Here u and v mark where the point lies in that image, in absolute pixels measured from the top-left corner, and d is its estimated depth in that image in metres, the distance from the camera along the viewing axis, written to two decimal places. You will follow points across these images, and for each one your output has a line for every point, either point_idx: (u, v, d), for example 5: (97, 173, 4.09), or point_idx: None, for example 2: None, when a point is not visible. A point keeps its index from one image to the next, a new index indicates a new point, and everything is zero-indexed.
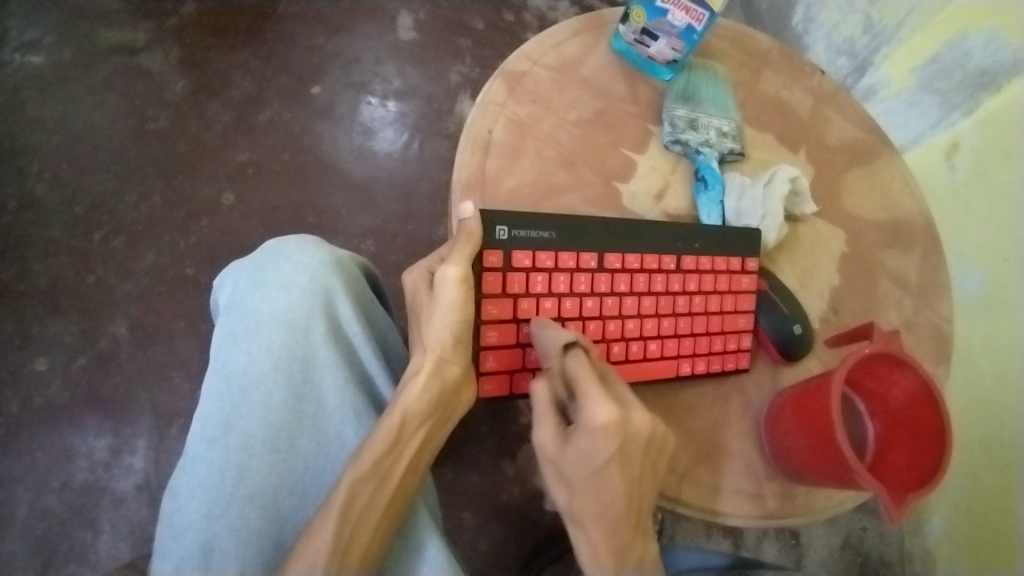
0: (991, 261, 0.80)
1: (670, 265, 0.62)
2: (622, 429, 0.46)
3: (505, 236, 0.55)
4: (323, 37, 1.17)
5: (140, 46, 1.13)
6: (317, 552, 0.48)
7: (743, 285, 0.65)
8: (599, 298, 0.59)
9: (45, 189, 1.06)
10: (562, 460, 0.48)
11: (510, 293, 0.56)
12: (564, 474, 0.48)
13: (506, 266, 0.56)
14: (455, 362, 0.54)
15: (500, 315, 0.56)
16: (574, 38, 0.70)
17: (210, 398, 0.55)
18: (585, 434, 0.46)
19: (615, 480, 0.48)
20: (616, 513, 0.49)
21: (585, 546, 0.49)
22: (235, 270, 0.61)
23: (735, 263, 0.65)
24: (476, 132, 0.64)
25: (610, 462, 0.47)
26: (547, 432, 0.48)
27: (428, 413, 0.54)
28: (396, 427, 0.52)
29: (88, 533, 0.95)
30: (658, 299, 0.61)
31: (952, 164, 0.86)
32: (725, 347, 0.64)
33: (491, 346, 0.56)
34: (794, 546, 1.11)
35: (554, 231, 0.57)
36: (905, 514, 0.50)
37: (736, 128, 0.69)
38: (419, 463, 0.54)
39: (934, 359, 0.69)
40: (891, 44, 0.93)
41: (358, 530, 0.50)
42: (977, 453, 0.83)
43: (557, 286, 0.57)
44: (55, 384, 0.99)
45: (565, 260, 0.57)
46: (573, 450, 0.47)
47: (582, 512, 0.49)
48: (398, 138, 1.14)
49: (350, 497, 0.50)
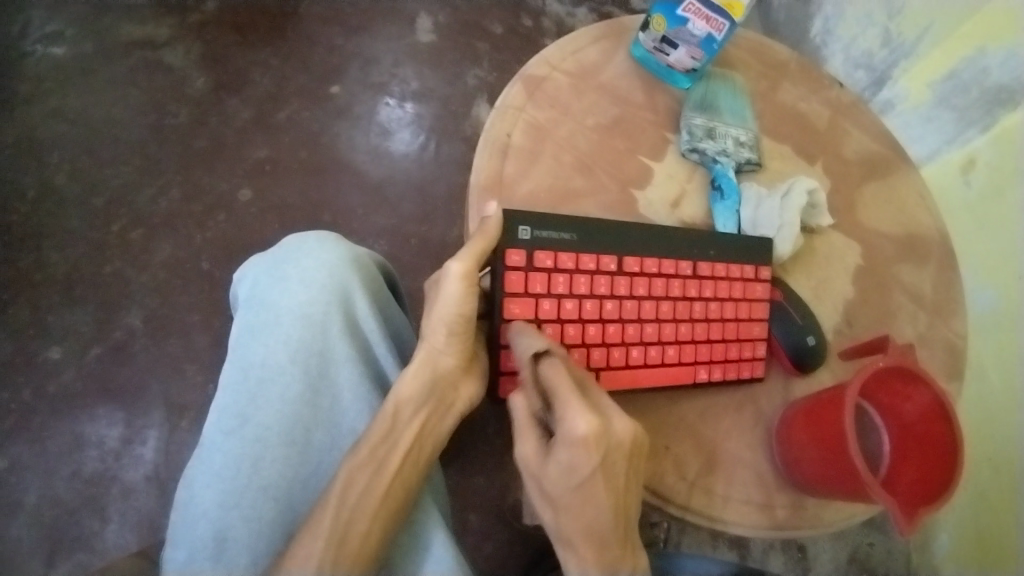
0: (1006, 278, 0.80)
1: (687, 271, 0.62)
2: (601, 441, 0.46)
3: (527, 236, 0.56)
4: (343, 37, 1.18)
5: (162, 41, 1.14)
6: (314, 539, 0.49)
7: (757, 293, 0.65)
8: (619, 301, 0.59)
9: (65, 180, 1.07)
10: (544, 473, 0.48)
11: (532, 293, 0.56)
12: (548, 486, 0.49)
13: (529, 265, 0.56)
14: (450, 353, 0.55)
15: (523, 314, 0.55)
16: (594, 45, 0.70)
17: (228, 389, 0.56)
18: (564, 448, 0.47)
19: (600, 492, 0.48)
20: (603, 527, 0.49)
21: (573, 559, 0.50)
22: (254, 264, 0.62)
23: (749, 271, 0.65)
24: (495, 136, 0.65)
25: (593, 476, 0.47)
26: (527, 447, 0.49)
27: (421, 400, 0.55)
28: (390, 415, 0.53)
29: (96, 522, 0.95)
30: (675, 304, 0.61)
31: (968, 180, 0.85)
32: (741, 355, 0.64)
33: (512, 344, 0.55)
34: (799, 559, 1.10)
35: (576, 233, 0.58)
36: (916, 528, 0.50)
37: (753, 138, 0.70)
38: (420, 454, 0.55)
39: (947, 374, 0.69)
40: (909, 58, 0.93)
41: (354, 520, 0.51)
42: (988, 471, 0.83)
43: (578, 287, 0.57)
44: (68, 372, 1.00)
45: (586, 262, 0.58)
46: (554, 463, 0.48)
47: (568, 525, 0.49)
48: (414, 139, 1.15)
49: (347, 483, 0.51)
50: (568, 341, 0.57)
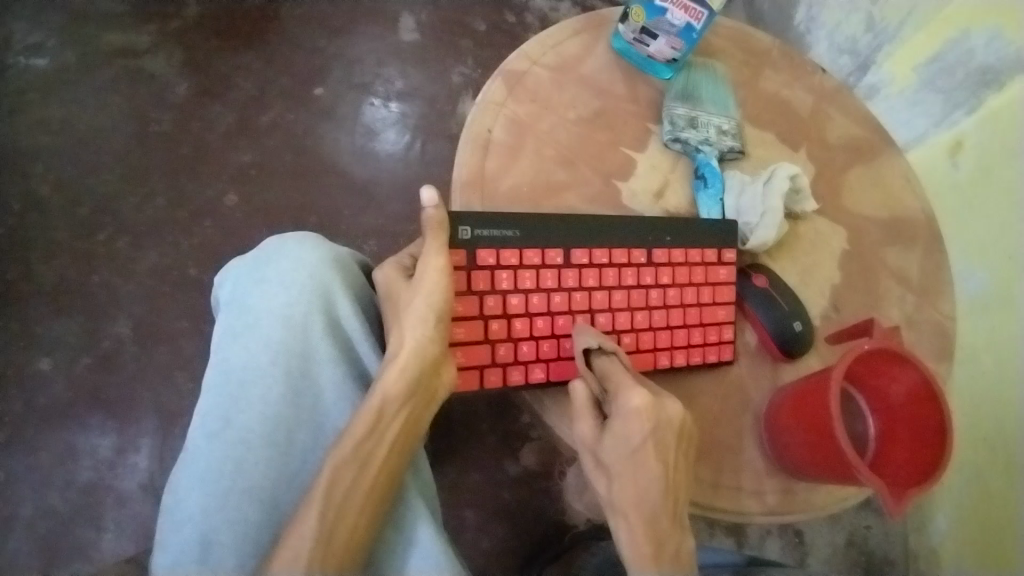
0: (994, 259, 0.80)
1: (641, 259, 0.62)
2: (654, 413, 0.52)
3: (468, 236, 0.57)
4: (325, 39, 1.18)
5: (143, 48, 1.13)
6: (302, 539, 0.50)
7: (721, 276, 0.65)
8: (568, 294, 0.59)
9: (50, 190, 1.06)
10: (601, 447, 0.54)
11: (475, 291, 0.57)
12: (603, 461, 0.54)
13: (470, 263, 0.57)
14: (434, 340, 0.54)
15: (467, 312, 0.57)
16: (573, 38, 0.70)
17: (210, 393, 0.56)
18: (620, 418, 0.53)
19: (652, 463, 0.53)
20: (653, 500, 0.53)
21: (624, 530, 0.53)
22: (234, 267, 0.61)
23: (711, 255, 0.65)
24: (476, 131, 0.65)
25: (645, 445, 0.53)
26: (585, 427, 0.55)
27: (408, 394, 0.54)
28: (376, 410, 0.53)
29: (93, 532, 0.95)
30: (629, 293, 0.61)
31: (955, 162, 0.85)
32: (707, 339, 0.64)
33: (459, 342, 0.57)
34: (797, 545, 1.10)
35: (518, 229, 0.58)
36: (905, 509, 0.50)
37: (736, 126, 0.69)
38: (406, 444, 0.55)
39: (936, 356, 0.69)
40: (892, 42, 0.92)
41: (343, 513, 0.51)
42: (981, 452, 0.83)
43: (524, 282, 0.58)
44: (60, 383, 1.00)
45: (530, 257, 0.59)
46: (611, 435, 0.53)
47: (621, 497, 0.53)
48: (400, 138, 1.14)
49: (332, 480, 0.51)
50: (516, 335, 0.58)
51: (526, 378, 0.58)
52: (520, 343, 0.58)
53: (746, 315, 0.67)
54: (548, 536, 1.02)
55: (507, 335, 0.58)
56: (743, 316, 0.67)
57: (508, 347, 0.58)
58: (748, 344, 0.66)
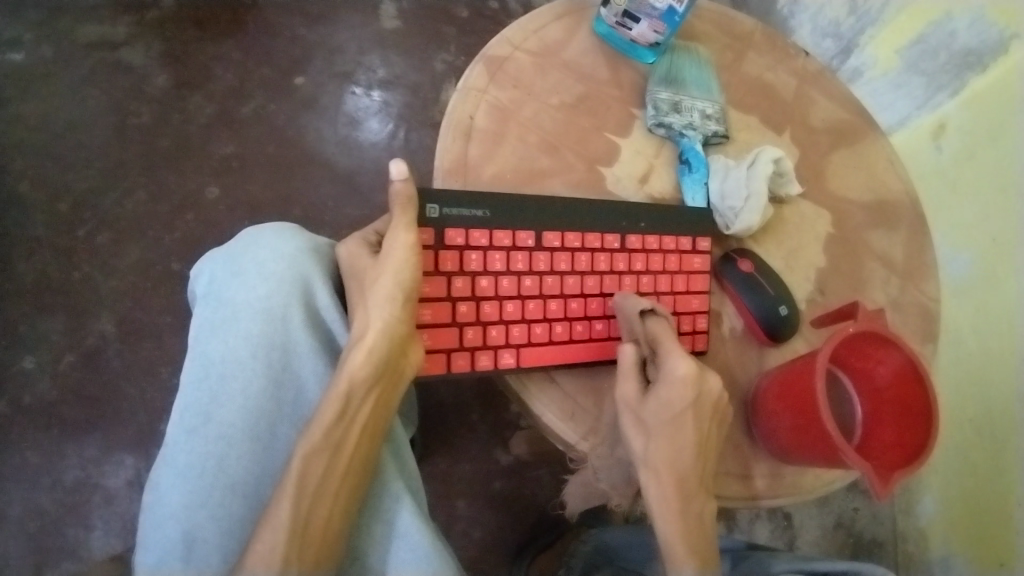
0: (979, 241, 0.81)
1: (613, 245, 0.62)
2: (697, 382, 0.54)
3: (435, 215, 0.56)
4: (305, 27, 1.16)
5: (120, 40, 1.11)
6: (275, 532, 0.49)
7: (695, 265, 0.65)
8: (538, 277, 0.59)
9: (29, 187, 1.05)
10: (643, 409, 0.55)
11: (443, 271, 0.56)
12: (645, 421, 0.55)
13: (439, 243, 0.56)
14: (403, 320, 0.53)
15: (433, 293, 0.56)
16: (556, 22, 0.69)
17: (189, 388, 0.55)
18: (665, 385, 0.54)
19: (690, 428, 0.55)
20: (685, 462, 0.55)
21: (654, 485, 0.55)
22: (211, 259, 0.60)
23: (685, 243, 0.65)
24: (458, 118, 0.64)
25: (687, 410, 0.54)
26: (629, 387, 0.55)
27: (375, 377, 0.53)
28: (343, 396, 0.52)
29: (82, 531, 0.95)
30: (602, 278, 0.61)
31: (938, 145, 0.86)
32: (680, 329, 0.63)
33: (425, 324, 0.56)
34: (786, 528, 1.11)
35: (487, 210, 0.58)
36: (891, 491, 0.50)
37: (720, 110, 0.69)
38: (376, 429, 0.55)
39: (921, 337, 0.69)
40: (875, 25, 0.90)
41: (316, 504, 0.51)
42: (967, 431, 0.84)
43: (493, 264, 0.58)
44: (43, 382, 0.98)
45: (500, 238, 0.58)
46: (655, 400, 0.55)
47: (657, 454, 0.55)
48: (383, 127, 1.13)
49: (303, 470, 0.51)
50: (485, 319, 0.58)
51: (494, 363, 0.57)
52: (489, 327, 0.57)
53: (729, 297, 0.67)
54: (539, 528, 1.02)
55: (475, 319, 0.57)
56: (724, 297, 0.67)
57: (476, 331, 0.57)
58: (734, 330, 0.66)
